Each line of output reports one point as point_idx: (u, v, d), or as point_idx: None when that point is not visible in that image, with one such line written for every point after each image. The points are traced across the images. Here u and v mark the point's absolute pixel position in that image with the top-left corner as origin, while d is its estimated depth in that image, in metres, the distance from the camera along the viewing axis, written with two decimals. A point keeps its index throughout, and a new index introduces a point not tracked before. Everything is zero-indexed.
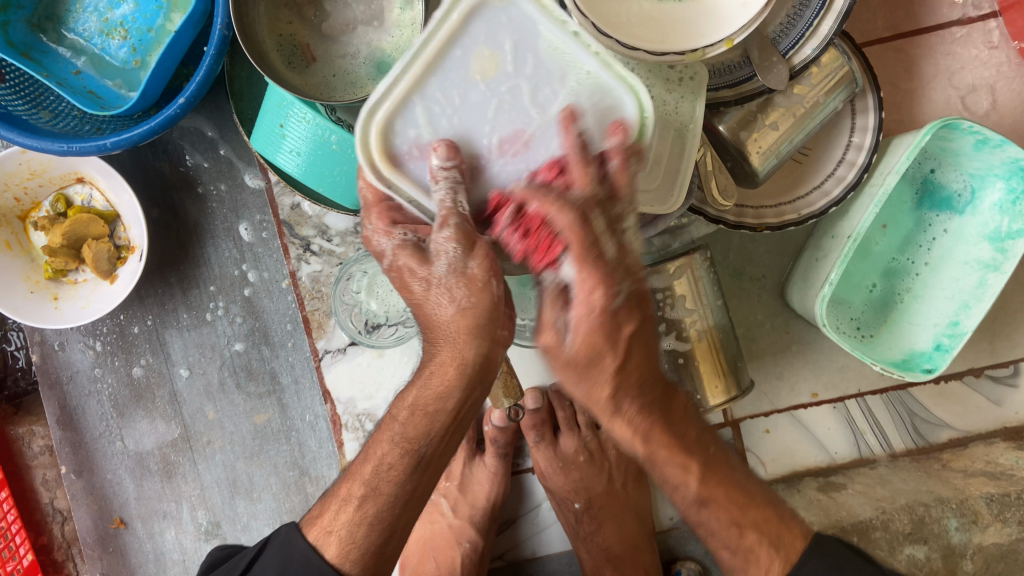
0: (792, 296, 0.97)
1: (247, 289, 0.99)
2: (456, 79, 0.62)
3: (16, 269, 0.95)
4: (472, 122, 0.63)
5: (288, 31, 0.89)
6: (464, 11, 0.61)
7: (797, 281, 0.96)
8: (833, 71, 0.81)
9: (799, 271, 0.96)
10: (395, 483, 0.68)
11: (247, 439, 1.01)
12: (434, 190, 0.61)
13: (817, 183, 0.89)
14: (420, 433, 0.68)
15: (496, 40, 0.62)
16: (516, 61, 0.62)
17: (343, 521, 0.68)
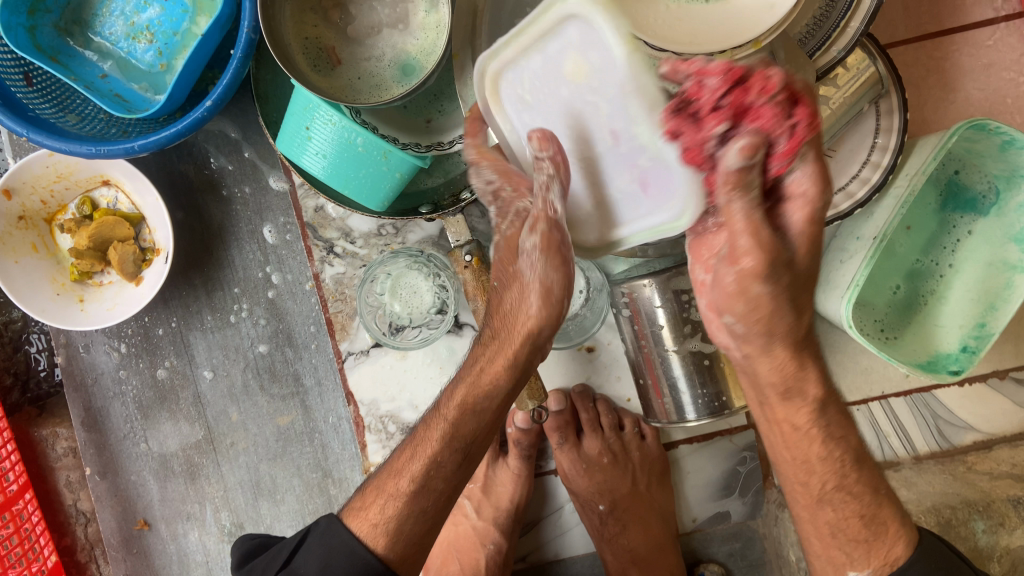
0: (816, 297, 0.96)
1: (271, 291, 0.99)
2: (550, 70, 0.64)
3: (42, 272, 0.96)
4: (557, 115, 0.65)
5: (313, 34, 0.89)
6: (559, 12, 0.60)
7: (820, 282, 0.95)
8: (858, 73, 0.82)
9: (822, 272, 0.96)
10: (444, 479, 0.71)
11: (271, 441, 1.01)
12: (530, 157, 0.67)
13: (841, 184, 0.89)
14: (470, 431, 0.72)
15: (585, 51, 0.61)
16: (599, 79, 0.61)
17: (390, 515, 0.70)
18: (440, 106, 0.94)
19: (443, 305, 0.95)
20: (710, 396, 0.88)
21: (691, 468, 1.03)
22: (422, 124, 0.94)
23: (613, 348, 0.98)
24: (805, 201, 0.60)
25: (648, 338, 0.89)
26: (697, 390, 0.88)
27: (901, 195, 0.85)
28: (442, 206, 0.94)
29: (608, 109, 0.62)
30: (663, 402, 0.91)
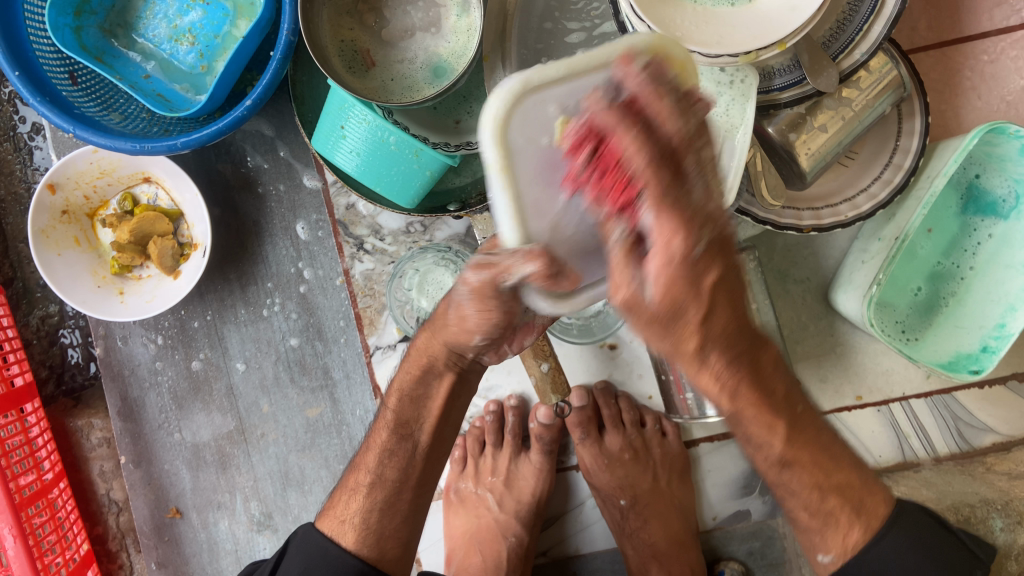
0: (837, 296, 0.98)
1: (303, 286, 1.02)
2: None
3: (84, 265, 0.99)
4: None
5: (349, 37, 0.92)
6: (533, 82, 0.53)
7: (842, 282, 0.97)
8: (881, 76, 0.83)
9: (844, 272, 0.97)
10: (396, 469, 0.76)
11: (300, 432, 1.04)
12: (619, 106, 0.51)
13: (863, 186, 0.91)
14: (408, 418, 0.76)
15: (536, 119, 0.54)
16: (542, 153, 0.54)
17: (355, 510, 0.75)
18: (469, 108, 0.97)
19: None
20: None
21: (711, 466, 1.04)
22: (451, 125, 0.97)
23: (635, 345, 1.00)
24: (670, 263, 0.47)
25: None
26: None
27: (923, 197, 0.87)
28: (468, 204, 0.97)
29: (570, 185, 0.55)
30: (684, 398, 0.93)
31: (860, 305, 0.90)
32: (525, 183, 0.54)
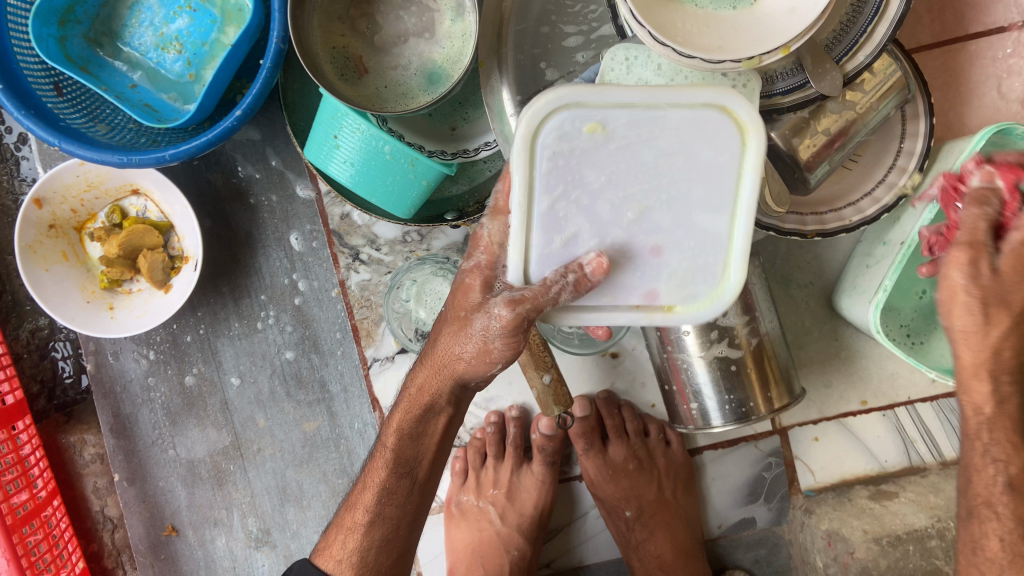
0: (842, 302, 0.96)
1: (298, 297, 1.00)
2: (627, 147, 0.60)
3: (73, 280, 0.97)
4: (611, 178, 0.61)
5: (340, 43, 0.90)
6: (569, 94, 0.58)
7: (847, 288, 0.95)
8: (885, 78, 0.82)
9: (849, 277, 0.96)
10: (396, 508, 0.77)
11: (297, 446, 1.02)
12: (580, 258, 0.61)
13: (867, 189, 0.89)
14: (409, 457, 0.77)
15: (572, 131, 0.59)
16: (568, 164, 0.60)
17: (352, 549, 0.77)
18: (465, 115, 0.95)
19: None
20: (736, 402, 0.88)
21: (717, 474, 1.03)
22: (448, 132, 0.95)
23: (637, 353, 0.98)
24: None
25: (673, 343, 0.88)
26: (723, 397, 0.88)
27: (927, 200, 0.85)
28: (466, 212, 0.95)
29: (585, 200, 0.61)
30: (688, 407, 0.91)
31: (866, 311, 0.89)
32: (547, 184, 0.61)
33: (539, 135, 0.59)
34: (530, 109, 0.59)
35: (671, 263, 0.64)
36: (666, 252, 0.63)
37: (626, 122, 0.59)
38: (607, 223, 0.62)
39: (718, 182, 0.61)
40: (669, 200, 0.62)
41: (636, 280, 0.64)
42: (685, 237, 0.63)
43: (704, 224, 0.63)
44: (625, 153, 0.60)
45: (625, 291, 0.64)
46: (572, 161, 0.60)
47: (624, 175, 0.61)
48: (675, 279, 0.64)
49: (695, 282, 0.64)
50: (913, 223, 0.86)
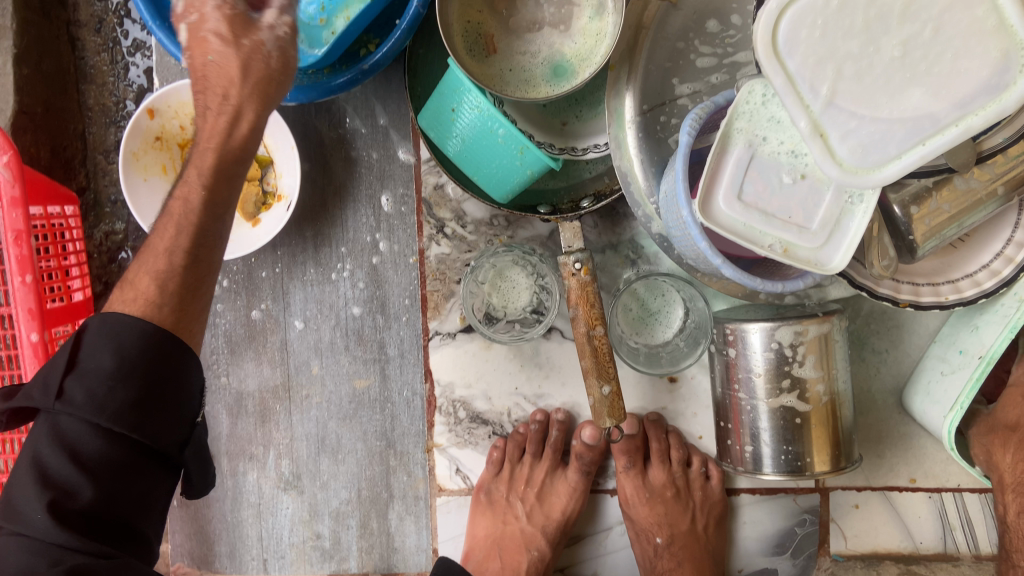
0: (912, 399, 0.95)
1: (376, 257, 1.01)
2: (840, 37, 0.67)
3: (167, 194, 0.96)
4: (826, 68, 0.67)
5: (475, 19, 0.89)
6: (794, 19, 0.67)
7: (921, 387, 0.94)
8: (1017, 163, 0.78)
9: (922, 375, 0.94)
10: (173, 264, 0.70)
11: (344, 401, 1.03)
12: (783, 58, 0.67)
13: (969, 270, 0.86)
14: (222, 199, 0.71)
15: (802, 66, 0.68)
16: (813, 77, 0.67)
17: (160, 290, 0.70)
18: (578, 112, 0.95)
19: (540, 306, 0.97)
20: (793, 455, 0.85)
21: (748, 518, 1.02)
22: (558, 125, 0.95)
23: (695, 382, 1.00)
24: None
25: (740, 383, 0.87)
26: (781, 446, 0.85)
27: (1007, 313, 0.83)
28: (560, 209, 0.96)
29: (850, 85, 0.67)
30: (741, 448, 0.88)
31: (941, 420, 0.88)
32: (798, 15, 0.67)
33: (779, 45, 0.67)
34: (761, 21, 0.67)
35: (969, 74, 0.66)
36: (914, 136, 0.68)
37: (882, 26, 0.66)
38: (833, 91, 0.67)
39: (948, 55, 0.66)
40: (902, 99, 0.67)
41: (881, 145, 0.68)
42: (914, 116, 0.67)
43: (945, 89, 0.66)
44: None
45: (891, 138, 0.68)
46: (821, 47, 0.67)
47: (852, 67, 0.67)
48: (959, 94, 0.66)
49: (781, 238, 0.77)
50: (992, 335, 0.84)
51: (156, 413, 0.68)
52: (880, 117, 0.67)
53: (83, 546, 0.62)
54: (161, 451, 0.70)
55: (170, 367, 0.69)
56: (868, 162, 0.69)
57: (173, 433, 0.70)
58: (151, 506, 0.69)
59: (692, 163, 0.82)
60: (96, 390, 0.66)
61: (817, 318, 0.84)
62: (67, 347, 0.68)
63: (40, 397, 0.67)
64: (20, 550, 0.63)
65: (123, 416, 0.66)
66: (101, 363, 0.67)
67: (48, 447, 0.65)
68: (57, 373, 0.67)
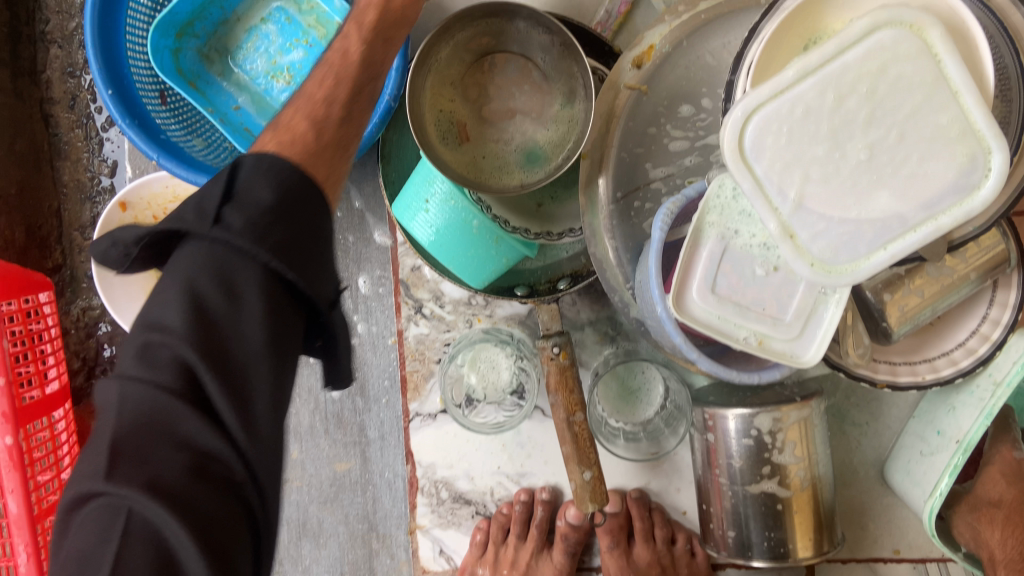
0: (894, 474, 0.96)
1: (354, 339, 1.01)
2: (807, 140, 0.63)
3: (142, 284, 0.97)
4: (796, 168, 0.64)
5: (448, 107, 0.90)
6: (761, 120, 0.63)
7: (900, 463, 0.94)
8: (988, 250, 0.80)
9: (902, 452, 0.95)
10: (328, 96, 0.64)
11: (325, 484, 1.03)
12: (751, 161, 0.64)
13: (945, 348, 0.87)
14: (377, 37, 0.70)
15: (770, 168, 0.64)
16: (781, 179, 0.64)
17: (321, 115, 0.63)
18: (553, 193, 0.95)
19: (519, 387, 0.97)
20: (775, 541, 0.84)
21: None
22: (534, 207, 0.95)
23: (678, 458, 1.00)
24: None
25: (721, 468, 0.87)
26: (763, 533, 0.85)
27: (982, 397, 0.84)
28: (537, 290, 0.95)
29: (819, 186, 0.64)
30: (724, 533, 0.88)
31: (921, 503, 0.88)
32: (765, 117, 0.63)
33: (745, 148, 0.64)
34: (725, 127, 0.64)
35: (937, 175, 0.62)
36: (884, 237, 0.64)
37: (850, 127, 0.62)
38: (802, 193, 0.64)
39: (919, 156, 0.62)
40: (873, 199, 0.63)
41: (851, 246, 0.65)
42: (886, 216, 0.63)
43: (916, 191, 0.62)
44: (861, 98, 0.61)
45: (859, 239, 0.64)
46: (789, 150, 0.63)
47: (822, 168, 0.63)
48: (927, 196, 0.62)
49: (755, 330, 0.77)
50: (968, 418, 0.85)
51: (294, 234, 0.52)
52: (849, 218, 0.64)
53: (245, 453, 0.48)
54: (307, 304, 0.54)
55: (309, 214, 0.54)
56: (838, 261, 0.65)
57: (308, 263, 0.52)
58: (292, 356, 0.52)
59: (666, 253, 0.82)
60: (256, 215, 0.50)
61: (795, 404, 0.84)
62: (219, 179, 0.54)
63: (193, 220, 0.52)
64: (146, 367, 0.47)
65: (285, 252, 0.51)
66: (258, 196, 0.52)
67: (172, 273, 0.51)
68: (223, 174, 0.54)
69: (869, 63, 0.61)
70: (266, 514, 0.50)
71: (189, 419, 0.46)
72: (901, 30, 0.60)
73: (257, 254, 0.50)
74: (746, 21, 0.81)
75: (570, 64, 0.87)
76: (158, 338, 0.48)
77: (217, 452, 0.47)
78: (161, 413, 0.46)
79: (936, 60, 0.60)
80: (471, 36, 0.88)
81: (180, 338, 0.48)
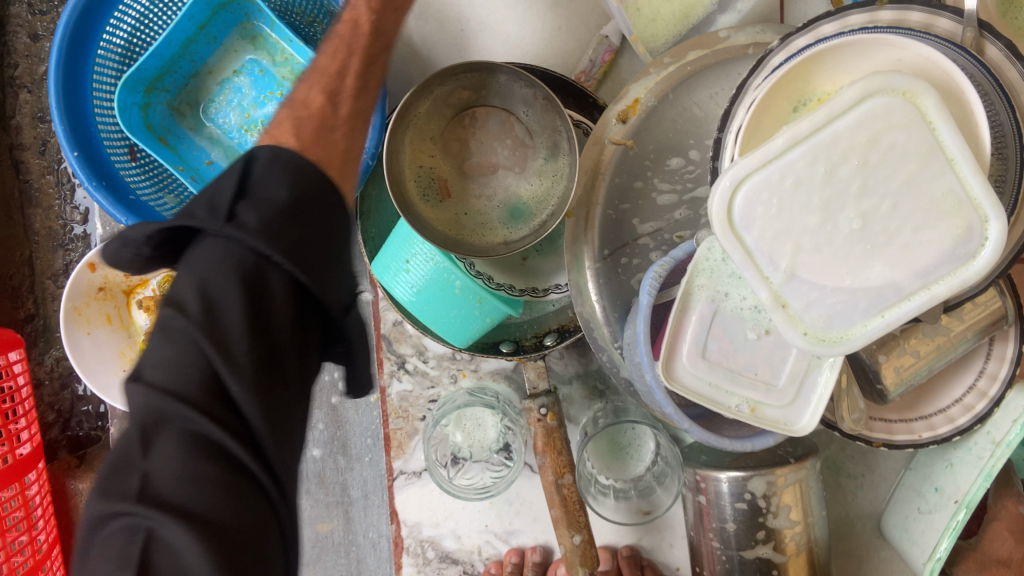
0: (890, 528, 0.93)
1: (336, 396, 0.98)
2: (797, 208, 0.59)
3: (113, 345, 0.94)
4: (786, 237, 0.60)
5: (428, 163, 0.87)
6: (750, 190, 0.59)
7: (899, 518, 0.92)
8: (985, 307, 0.78)
9: (898, 506, 0.92)
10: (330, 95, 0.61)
11: (307, 546, 1.00)
12: (743, 232, 0.60)
13: (941, 405, 0.84)
14: None
15: (761, 239, 0.60)
16: (772, 249, 0.60)
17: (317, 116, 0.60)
18: (537, 246, 0.93)
19: (505, 444, 0.95)
20: None
21: None
22: (518, 262, 0.92)
23: (670, 513, 0.97)
24: None
25: (713, 531, 0.84)
26: None
27: (979, 456, 0.82)
28: (523, 346, 0.93)
29: (810, 255, 0.60)
30: None
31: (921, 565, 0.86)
32: (755, 187, 0.59)
33: (734, 218, 0.60)
34: (713, 196, 0.60)
35: (932, 244, 0.58)
36: (877, 305, 0.60)
37: (841, 194, 0.58)
38: (794, 263, 0.60)
39: (913, 223, 0.58)
40: (867, 265, 0.59)
41: (845, 314, 0.61)
42: (880, 282, 0.59)
43: (910, 257, 0.58)
44: (852, 167, 0.57)
45: (853, 308, 0.60)
46: (780, 218, 0.59)
47: (813, 237, 0.59)
48: (922, 263, 0.58)
49: (748, 397, 0.74)
50: (967, 476, 0.82)
51: (309, 231, 0.51)
52: (842, 286, 0.60)
53: (258, 434, 0.48)
54: (319, 307, 0.53)
55: (316, 210, 0.53)
56: (833, 329, 0.61)
57: (319, 263, 0.52)
58: (303, 364, 0.52)
59: (654, 314, 0.80)
60: (271, 214, 0.49)
61: (788, 466, 0.82)
62: (233, 170, 0.53)
63: (203, 218, 0.50)
64: (164, 368, 0.47)
65: (297, 252, 0.50)
66: (273, 193, 0.51)
67: (186, 269, 0.50)
68: (239, 165, 0.53)
69: (859, 128, 0.56)
70: (285, 498, 0.50)
71: (203, 420, 0.46)
72: (893, 98, 0.55)
73: (269, 250, 0.49)
74: (733, 74, 0.79)
75: (554, 117, 0.85)
76: (174, 335, 0.48)
77: (226, 444, 0.46)
78: (173, 417, 0.46)
79: (930, 129, 0.56)
80: (452, 91, 0.85)
81: (196, 320, 0.47)
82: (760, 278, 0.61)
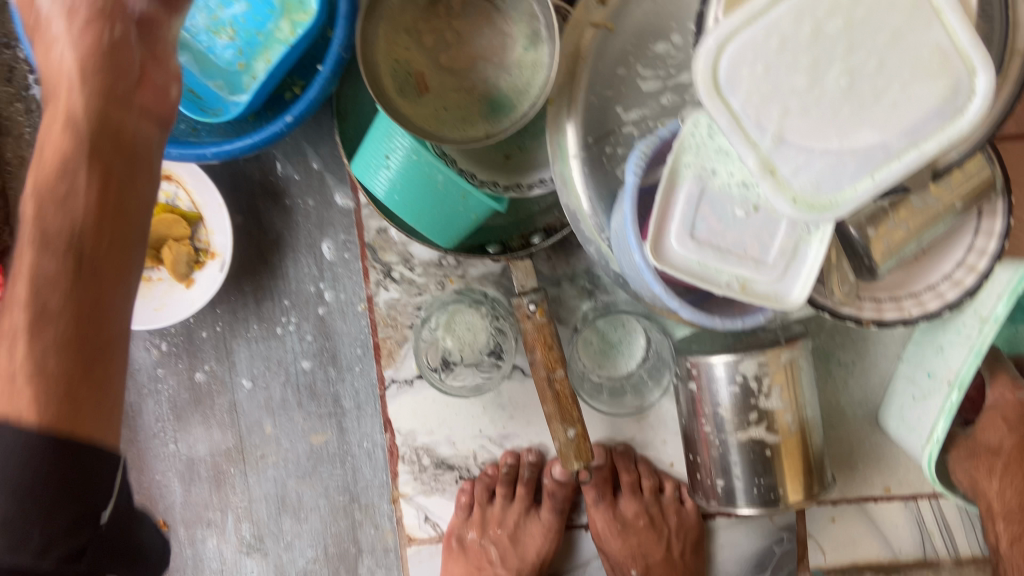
0: (885, 417, 0.94)
1: (322, 307, 0.96)
2: (783, 68, 0.56)
3: None
4: (772, 99, 0.56)
5: (404, 57, 0.85)
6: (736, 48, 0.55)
7: (899, 401, 0.92)
8: (971, 176, 0.77)
9: (894, 398, 0.94)
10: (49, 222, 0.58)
11: (302, 458, 0.99)
12: (726, 94, 0.56)
13: (930, 282, 0.84)
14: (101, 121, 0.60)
15: (746, 101, 0.56)
16: (757, 112, 0.56)
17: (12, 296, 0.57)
18: (522, 142, 0.91)
19: (496, 347, 0.94)
20: (766, 487, 0.82)
21: (724, 541, 1.01)
22: (501, 160, 0.91)
23: (663, 410, 0.98)
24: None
25: (708, 417, 0.84)
26: (754, 479, 0.82)
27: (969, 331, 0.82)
28: (510, 247, 0.91)
29: (796, 116, 0.55)
30: (712, 482, 0.86)
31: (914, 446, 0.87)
32: (740, 46, 0.56)
33: (719, 79, 0.56)
34: (697, 57, 0.56)
35: (923, 99, 0.54)
36: (867, 169, 0.56)
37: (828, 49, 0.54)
38: (779, 125, 0.56)
39: (902, 79, 0.54)
40: (855, 126, 0.55)
41: (834, 179, 0.56)
42: (869, 144, 0.55)
43: (900, 115, 0.55)
44: (839, 17, 0.54)
45: (842, 171, 0.56)
46: (766, 79, 0.56)
47: (800, 96, 0.55)
48: (912, 121, 0.55)
49: (737, 274, 0.74)
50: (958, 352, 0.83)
51: (84, 394, 0.54)
52: (830, 148, 0.56)
53: None
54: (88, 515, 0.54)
55: (100, 359, 0.55)
56: (822, 197, 0.57)
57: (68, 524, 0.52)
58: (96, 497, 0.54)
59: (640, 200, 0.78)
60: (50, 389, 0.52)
61: (780, 347, 0.82)
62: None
63: None
64: None
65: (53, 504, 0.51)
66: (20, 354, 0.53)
67: None
68: None
69: None
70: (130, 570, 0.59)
71: None
72: None
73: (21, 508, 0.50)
74: None
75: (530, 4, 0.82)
76: None
77: None
78: None
79: None
80: None
81: None
82: (746, 143, 0.56)
